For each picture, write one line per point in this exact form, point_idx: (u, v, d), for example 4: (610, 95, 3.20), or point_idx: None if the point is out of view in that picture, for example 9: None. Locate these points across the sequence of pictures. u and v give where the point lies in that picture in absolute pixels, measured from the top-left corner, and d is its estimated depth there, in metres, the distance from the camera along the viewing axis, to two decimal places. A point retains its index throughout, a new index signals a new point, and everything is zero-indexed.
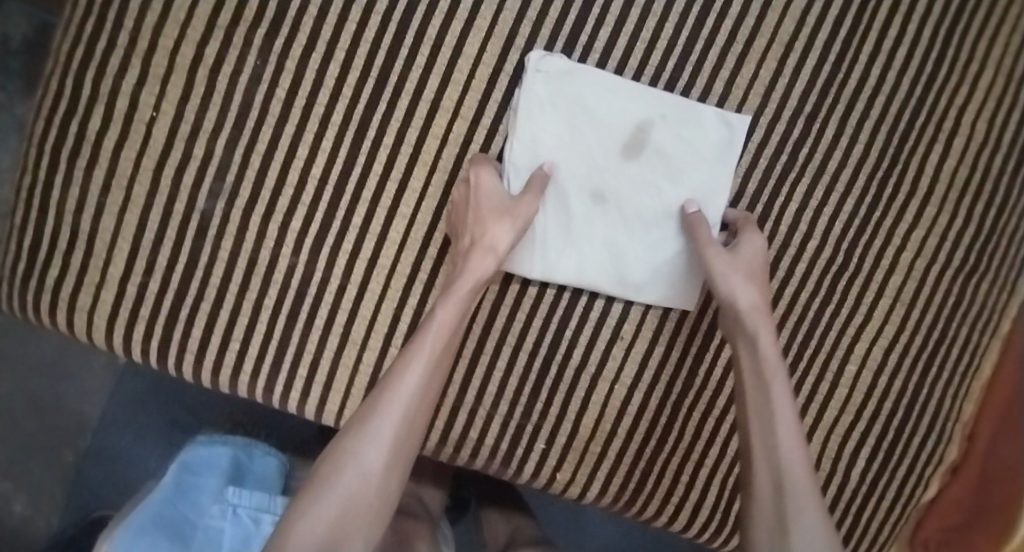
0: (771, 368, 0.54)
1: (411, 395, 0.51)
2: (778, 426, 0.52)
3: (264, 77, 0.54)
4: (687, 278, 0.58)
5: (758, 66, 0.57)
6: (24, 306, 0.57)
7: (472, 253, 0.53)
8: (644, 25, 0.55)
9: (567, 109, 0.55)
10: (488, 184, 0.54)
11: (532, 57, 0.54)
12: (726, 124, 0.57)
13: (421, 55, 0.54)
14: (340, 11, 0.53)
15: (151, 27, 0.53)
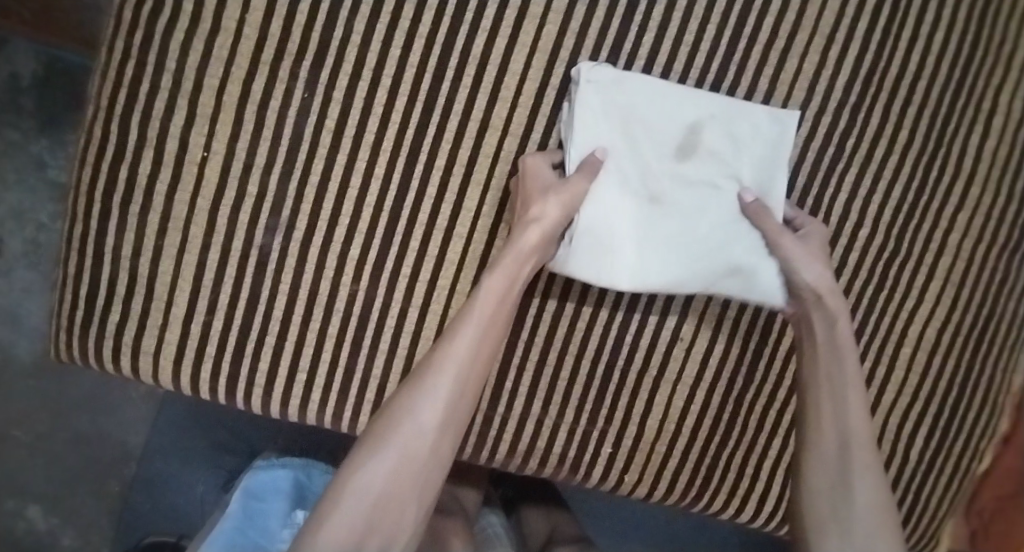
0: (845, 350, 0.55)
1: (464, 359, 0.50)
2: (849, 405, 0.54)
3: (313, 108, 0.54)
4: (751, 277, 0.57)
5: (801, 60, 0.57)
6: (88, 353, 0.57)
7: (518, 224, 0.53)
8: (687, 29, 0.56)
9: (621, 116, 0.55)
10: (542, 168, 0.54)
11: (584, 67, 0.54)
12: (779, 122, 0.57)
13: (468, 76, 0.54)
14: (385, 37, 0.53)
15: (194, 68, 0.53)
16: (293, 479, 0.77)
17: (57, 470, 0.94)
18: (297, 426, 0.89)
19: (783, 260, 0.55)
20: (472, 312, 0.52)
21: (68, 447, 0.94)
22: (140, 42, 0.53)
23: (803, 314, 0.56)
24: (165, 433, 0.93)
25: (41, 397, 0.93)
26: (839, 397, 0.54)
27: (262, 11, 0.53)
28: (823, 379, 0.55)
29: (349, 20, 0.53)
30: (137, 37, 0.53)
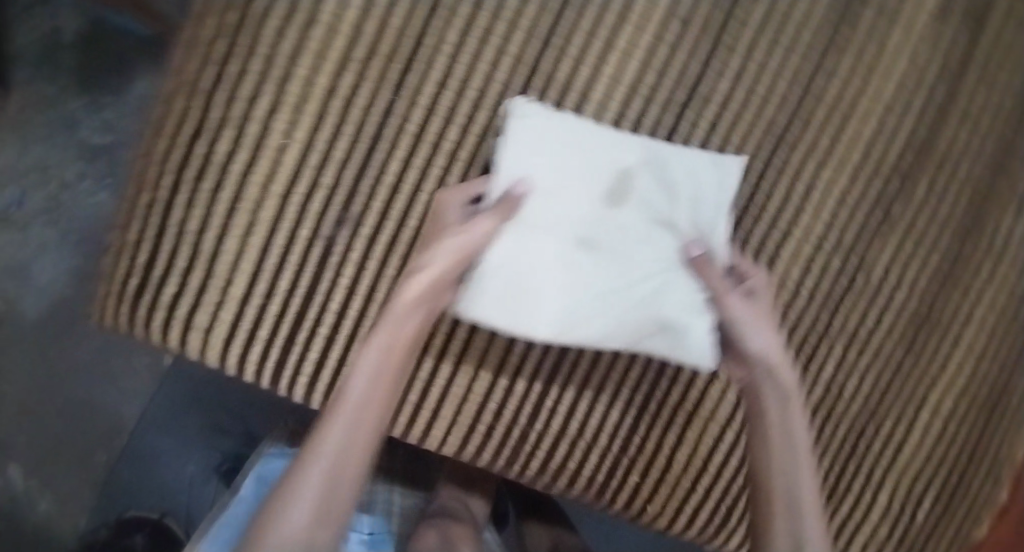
0: (795, 424, 0.57)
1: (348, 420, 0.52)
2: (803, 479, 0.56)
3: (397, 110, 0.56)
4: (676, 330, 0.59)
5: (859, 125, 0.61)
6: (134, 324, 0.58)
7: (410, 269, 0.54)
8: (761, 78, 0.60)
9: (556, 156, 0.57)
10: (449, 209, 0.56)
11: (513, 105, 0.57)
12: (719, 165, 0.59)
13: (549, 98, 0.58)
14: (474, 51, 0.56)
15: (286, 53, 0.54)
16: None
17: None
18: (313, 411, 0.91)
19: (727, 320, 0.58)
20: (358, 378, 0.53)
21: None
22: (233, 22, 0.53)
23: (752, 386, 0.59)
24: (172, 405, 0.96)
25: None
26: (792, 473, 0.56)
27: (357, 12, 0.55)
28: (778, 460, 0.57)
29: (443, 29, 0.56)
30: (230, 18, 0.53)
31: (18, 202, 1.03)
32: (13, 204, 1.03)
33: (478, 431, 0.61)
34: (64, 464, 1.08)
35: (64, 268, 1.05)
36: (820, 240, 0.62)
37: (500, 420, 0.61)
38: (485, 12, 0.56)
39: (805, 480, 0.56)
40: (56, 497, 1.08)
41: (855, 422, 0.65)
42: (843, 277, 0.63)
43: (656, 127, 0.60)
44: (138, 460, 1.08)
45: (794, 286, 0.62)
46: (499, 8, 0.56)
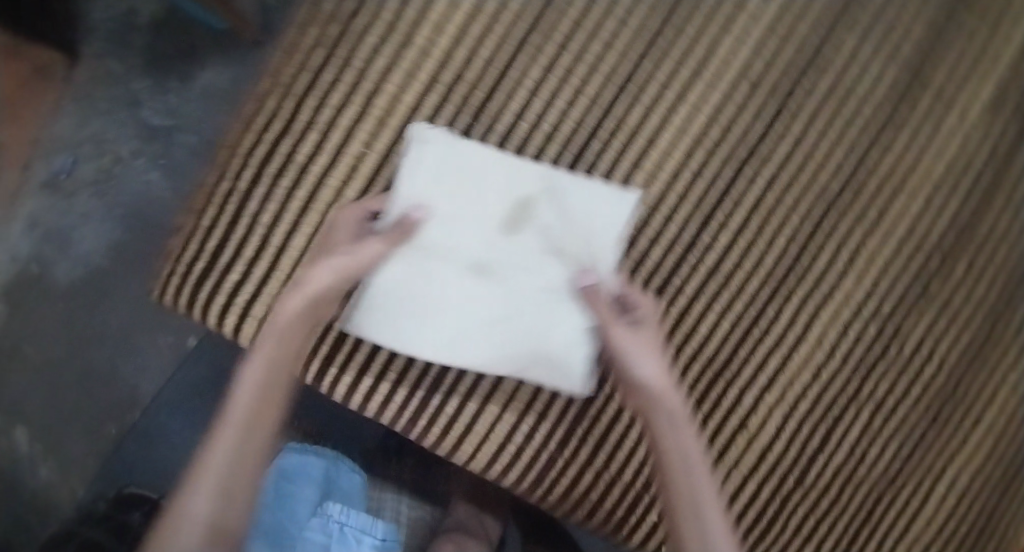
0: (690, 450, 0.55)
1: (240, 431, 0.53)
2: (710, 506, 0.53)
3: (473, 134, 0.60)
4: (552, 360, 0.60)
5: (908, 201, 0.64)
6: (196, 304, 0.61)
7: (292, 284, 0.56)
8: (820, 145, 0.63)
9: (450, 178, 0.60)
10: (343, 226, 0.58)
11: (411, 129, 0.59)
12: (611, 200, 0.60)
13: (617, 141, 0.61)
14: (552, 88, 0.60)
15: (379, 71, 0.59)
16: (324, 467, 0.82)
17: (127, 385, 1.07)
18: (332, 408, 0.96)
19: (613, 350, 0.58)
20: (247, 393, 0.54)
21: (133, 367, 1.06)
22: (332, 36, 0.60)
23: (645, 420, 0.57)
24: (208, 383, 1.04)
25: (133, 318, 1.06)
26: (698, 501, 0.53)
27: (448, 41, 0.60)
28: (679, 490, 0.54)
29: (527, 65, 0.60)
30: (332, 29, 0.60)
31: (69, 167, 1.05)
32: (63, 169, 1.06)
33: (507, 452, 0.63)
34: (73, 433, 1.10)
35: (101, 239, 1.06)
36: (859, 307, 0.64)
37: (530, 443, 0.63)
38: (567, 55, 0.61)
39: (711, 508, 0.54)
40: (63, 465, 1.09)
41: (874, 488, 0.66)
42: (877, 345, 0.64)
43: (715, 179, 0.62)
44: (149, 438, 1.04)
45: (829, 348, 0.64)
46: (582, 52, 0.61)
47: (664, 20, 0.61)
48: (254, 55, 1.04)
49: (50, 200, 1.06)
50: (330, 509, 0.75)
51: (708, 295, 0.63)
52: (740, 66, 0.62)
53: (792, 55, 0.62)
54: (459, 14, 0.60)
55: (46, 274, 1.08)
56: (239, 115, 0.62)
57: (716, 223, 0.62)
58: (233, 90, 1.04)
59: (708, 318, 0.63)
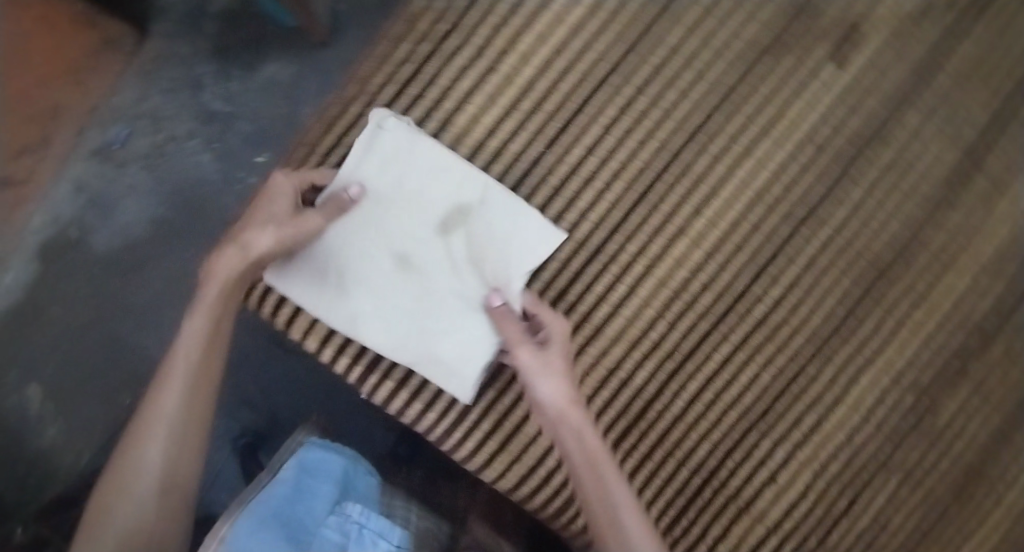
0: (599, 455, 0.56)
1: (172, 411, 0.54)
2: (622, 509, 0.54)
3: (543, 162, 0.63)
4: (445, 355, 0.62)
5: (954, 278, 0.65)
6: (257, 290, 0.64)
7: (228, 248, 0.59)
8: (878, 214, 0.64)
9: (395, 168, 0.63)
10: (280, 196, 0.61)
11: (376, 113, 0.63)
12: (540, 228, 0.63)
13: (681, 186, 0.63)
14: (625, 128, 0.63)
15: (463, 91, 0.64)
16: (343, 466, 0.83)
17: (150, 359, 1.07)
18: (348, 403, 1.04)
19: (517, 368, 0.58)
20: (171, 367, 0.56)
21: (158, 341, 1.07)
22: (421, 54, 0.64)
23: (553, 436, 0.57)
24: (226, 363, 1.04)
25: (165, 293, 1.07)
26: (614, 505, 0.54)
27: (531, 72, 0.64)
28: (598, 502, 0.55)
29: (604, 103, 0.63)
30: (422, 47, 0.64)
31: (122, 139, 1.08)
32: (117, 140, 1.08)
33: (536, 474, 0.64)
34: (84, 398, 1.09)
35: (146, 213, 1.08)
36: (899, 374, 0.65)
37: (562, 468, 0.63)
38: (643, 98, 0.63)
39: (625, 508, 0.54)
40: (69, 429, 1.08)
41: None
42: (913, 415, 0.65)
43: (772, 234, 0.64)
44: None
45: (867, 413, 0.64)
46: (658, 97, 0.63)
47: (739, 76, 0.64)
48: (318, 54, 1.07)
49: (99, 167, 1.08)
50: (349, 509, 0.76)
51: (752, 346, 0.64)
52: (809, 127, 0.64)
53: (858, 123, 0.64)
54: (544, 50, 0.64)
55: (83, 239, 1.09)
56: (324, 119, 0.66)
57: (769, 276, 0.64)
58: (294, 85, 1.07)
59: (750, 367, 0.64)
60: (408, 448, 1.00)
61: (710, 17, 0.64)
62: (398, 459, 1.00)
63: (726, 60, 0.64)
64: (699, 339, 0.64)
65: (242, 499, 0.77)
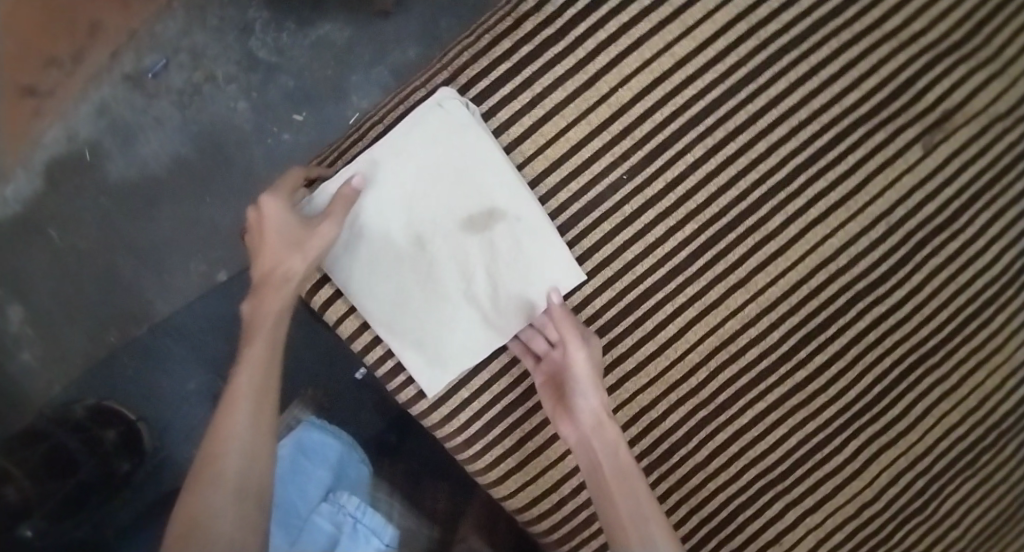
0: (631, 470, 0.57)
1: (241, 439, 0.56)
2: (652, 525, 0.54)
3: (622, 189, 0.63)
4: (433, 348, 0.62)
5: (986, 376, 0.67)
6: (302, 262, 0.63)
7: (267, 280, 0.59)
8: (930, 302, 0.66)
9: (437, 151, 0.61)
10: (280, 217, 0.60)
11: (439, 91, 0.61)
12: (563, 268, 0.61)
13: (750, 240, 0.63)
14: (709, 171, 0.63)
15: (556, 102, 0.62)
16: (340, 450, 0.79)
17: (148, 296, 1.05)
18: (341, 375, 0.99)
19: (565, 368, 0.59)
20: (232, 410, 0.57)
21: (156, 277, 1.05)
22: (523, 57, 0.62)
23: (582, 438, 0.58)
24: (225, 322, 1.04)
25: (177, 232, 1.04)
26: (641, 507, 0.55)
27: (630, 95, 0.63)
28: (621, 502, 0.55)
29: (694, 141, 0.63)
30: (524, 50, 0.62)
31: (158, 69, 1.03)
32: (152, 69, 1.03)
33: (549, 499, 0.64)
34: (66, 326, 1.05)
35: (167, 150, 1.04)
36: (915, 459, 0.67)
37: (576, 497, 0.64)
38: (733, 145, 0.63)
39: (653, 523, 0.55)
40: (46, 356, 1.04)
41: None
42: (920, 499, 0.67)
43: (828, 302, 0.64)
44: (145, 358, 1.04)
45: (877, 491, 0.66)
46: (748, 147, 0.63)
47: (829, 143, 0.64)
48: (378, 24, 1.04)
49: (126, 92, 1.03)
50: (343, 499, 0.72)
51: (785, 408, 0.65)
52: (886, 206, 0.65)
53: (931, 211, 0.66)
54: (646, 76, 0.63)
55: (96, 164, 1.04)
56: (404, 99, 0.64)
57: (817, 343, 0.65)
58: (346, 50, 1.04)
59: (778, 429, 0.65)
60: (399, 434, 0.98)
61: (816, 77, 0.64)
62: (386, 445, 0.97)
63: (822, 122, 0.64)
64: (736, 393, 0.64)
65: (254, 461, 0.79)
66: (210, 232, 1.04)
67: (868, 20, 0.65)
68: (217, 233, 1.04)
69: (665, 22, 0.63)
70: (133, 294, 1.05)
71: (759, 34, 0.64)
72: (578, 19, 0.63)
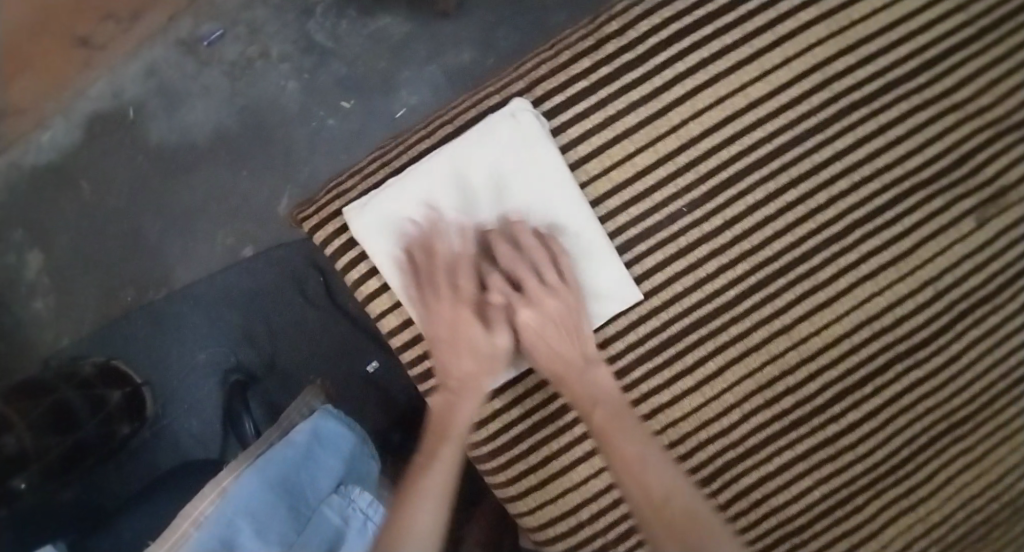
0: (600, 400, 0.58)
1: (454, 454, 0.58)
2: (653, 467, 0.56)
3: (681, 220, 0.63)
4: None
5: (1009, 450, 0.68)
6: (352, 250, 0.63)
7: (462, 356, 0.59)
8: (965, 371, 0.67)
9: (507, 159, 0.61)
10: (477, 330, 0.59)
11: (513, 102, 0.61)
12: (616, 291, 0.62)
13: (799, 287, 0.64)
14: (767, 214, 0.63)
15: (627, 127, 0.62)
16: (352, 443, 0.76)
17: (171, 260, 1.04)
18: (353, 366, 1.00)
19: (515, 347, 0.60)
20: (428, 474, 0.57)
21: (180, 242, 1.04)
22: (599, 77, 0.63)
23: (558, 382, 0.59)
24: (242, 292, 1.02)
25: (208, 201, 1.04)
26: (639, 451, 0.57)
27: (699, 128, 0.63)
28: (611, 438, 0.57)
29: (757, 183, 0.63)
30: (601, 71, 0.63)
31: (213, 38, 1.03)
32: (208, 38, 1.03)
33: (566, 521, 0.64)
34: (81, 280, 1.04)
35: (211, 119, 1.04)
36: (931, 526, 0.67)
37: (594, 524, 0.64)
38: (794, 191, 0.63)
39: (655, 462, 0.57)
40: (59, 306, 1.03)
41: None
42: None
43: (868, 359, 0.65)
44: (158, 323, 1.02)
45: None
46: (808, 195, 0.64)
47: (887, 202, 0.65)
48: (437, 23, 1.04)
49: (178, 56, 1.03)
50: (354, 493, 0.72)
51: (812, 460, 0.65)
52: (934, 272, 0.65)
53: (977, 282, 0.66)
54: (718, 112, 0.63)
55: (138, 123, 1.03)
56: (475, 103, 0.64)
57: (853, 398, 0.65)
58: (403, 44, 1.04)
59: (804, 480, 0.65)
60: (402, 436, 0.96)
61: (883, 136, 0.64)
62: (389, 444, 0.95)
63: (884, 180, 0.64)
64: (766, 438, 0.64)
65: (256, 444, 0.73)
66: (242, 205, 1.04)
67: (940, 87, 0.65)
68: (248, 208, 1.04)
69: (743, 62, 0.63)
70: (155, 256, 1.04)
71: (834, 87, 0.64)
72: (658, 48, 0.63)
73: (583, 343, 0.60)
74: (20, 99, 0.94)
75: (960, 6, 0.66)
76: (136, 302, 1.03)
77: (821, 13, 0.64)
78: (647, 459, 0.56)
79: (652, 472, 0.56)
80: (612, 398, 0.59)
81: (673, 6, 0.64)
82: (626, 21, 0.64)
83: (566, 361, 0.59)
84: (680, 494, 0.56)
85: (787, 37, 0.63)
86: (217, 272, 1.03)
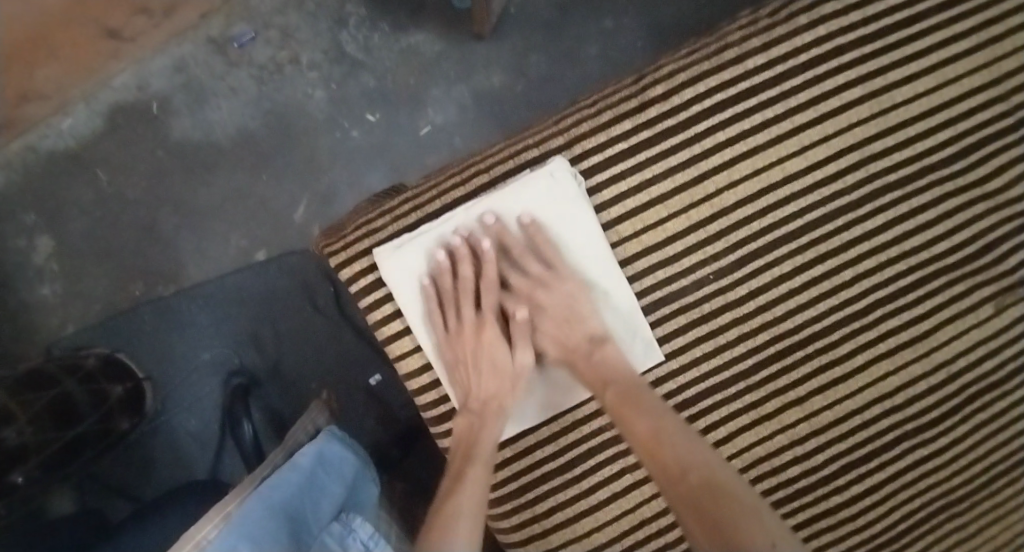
0: (616, 375, 0.61)
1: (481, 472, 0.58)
2: (671, 439, 0.56)
3: (705, 288, 0.64)
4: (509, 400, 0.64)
5: (999, 529, 0.70)
6: (379, 289, 0.64)
7: (483, 382, 0.62)
8: (969, 453, 0.67)
9: (542, 209, 0.63)
10: (499, 350, 0.63)
11: (553, 160, 0.62)
12: (641, 351, 0.64)
13: (815, 361, 0.65)
14: (792, 288, 0.64)
15: (662, 191, 0.63)
16: (354, 468, 0.77)
17: (182, 258, 1.04)
18: (356, 379, 1.00)
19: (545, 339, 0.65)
20: (459, 494, 0.56)
21: (193, 239, 1.03)
22: (638, 140, 0.63)
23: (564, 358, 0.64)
24: (249, 297, 1.02)
25: (225, 202, 1.03)
26: (653, 426, 0.57)
27: (732, 198, 0.63)
28: (622, 415, 0.58)
29: (784, 256, 0.64)
30: (641, 133, 0.63)
31: (244, 40, 1.03)
32: (239, 39, 1.03)
33: None
34: (90, 269, 1.03)
35: (234, 119, 1.03)
36: None
37: None
38: (820, 267, 0.64)
39: (672, 435, 0.57)
40: (64, 295, 1.03)
41: None
42: None
43: (876, 435, 0.66)
44: (164, 320, 1.02)
45: None
46: (833, 273, 0.64)
47: (911, 284, 0.65)
48: (470, 44, 1.04)
49: (208, 55, 1.03)
50: (355, 523, 0.72)
51: (812, 529, 0.66)
52: (948, 355, 0.66)
53: (989, 367, 0.67)
54: (753, 185, 0.63)
55: (161, 118, 1.03)
56: (513, 155, 0.65)
57: (856, 472, 0.66)
58: (434, 61, 1.04)
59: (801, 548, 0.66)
60: (402, 452, 0.97)
61: (913, 219, 0.65)
62: (390, 460, 0.97)
63: (909, 263, 0.65)
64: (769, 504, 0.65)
65: (261, 465, 0.73)
66: (259, 209, 1.03)
67: (972, 175, 0.66)
68: (265, 212, 1.03)
69: (783, 136, 0.63)
70: (167, 252, 1.03)
71: (869, 167, 0.64)
72: (700, 115, 0.63)
73: (590, 323, 0.63)
74: (44, 86, 0.93)
75: (1002, 96, 0.66)
76: (144, 296, 1.03)
77: (865, 92, 0.64)
78: (664, 436, 0.56)
79: (671, 448, 0.56)
80: (624, 377, 0.61)
81: (719, 74, 0.64)
82: (672, 85, 0.64)
83: (573, 346, 0.64)
84: (698, 467, 0.55)
85: (828, 115, 0.64)
86: (226, 273, 1.03)
